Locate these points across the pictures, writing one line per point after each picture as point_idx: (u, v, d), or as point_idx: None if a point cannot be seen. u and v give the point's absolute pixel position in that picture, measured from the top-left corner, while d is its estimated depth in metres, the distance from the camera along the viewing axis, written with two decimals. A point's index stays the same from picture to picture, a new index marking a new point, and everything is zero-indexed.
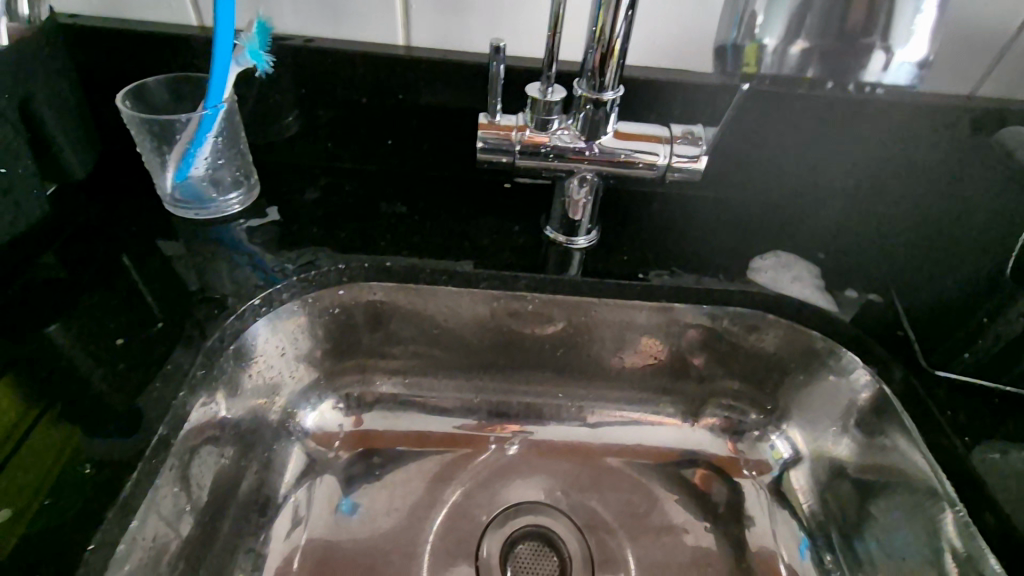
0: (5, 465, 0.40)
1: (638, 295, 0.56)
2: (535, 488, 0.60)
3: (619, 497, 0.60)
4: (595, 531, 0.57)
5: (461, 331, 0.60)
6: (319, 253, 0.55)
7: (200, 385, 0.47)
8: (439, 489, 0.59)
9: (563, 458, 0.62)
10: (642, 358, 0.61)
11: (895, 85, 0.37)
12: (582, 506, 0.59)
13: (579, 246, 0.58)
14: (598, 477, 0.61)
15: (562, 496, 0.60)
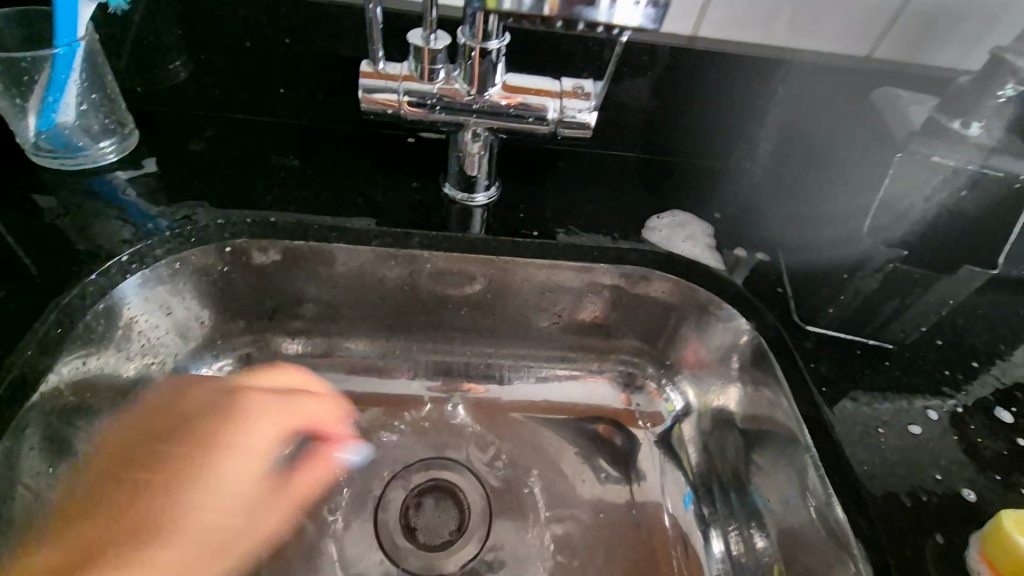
0: None
1: (535, 252, 0.55)
2: (225, 430, 0.53)
3: (270, 436, 0.54)
4: (244, 474, 0.51)
5: (359, 286, 0.58)
6: (197, 207, 0.52)
7: (65, 343, 0.45)
8: (269, 436, 0.54)
9: (255, 392, 0.55)
10: (550, 314, 0.61)
11: (629, 23, 0.37)
12: (238, 445, 0.52)
13: (479, 203, 0.57)
14: (271, 416, 0.54)
15: (230, 443, 0.52)
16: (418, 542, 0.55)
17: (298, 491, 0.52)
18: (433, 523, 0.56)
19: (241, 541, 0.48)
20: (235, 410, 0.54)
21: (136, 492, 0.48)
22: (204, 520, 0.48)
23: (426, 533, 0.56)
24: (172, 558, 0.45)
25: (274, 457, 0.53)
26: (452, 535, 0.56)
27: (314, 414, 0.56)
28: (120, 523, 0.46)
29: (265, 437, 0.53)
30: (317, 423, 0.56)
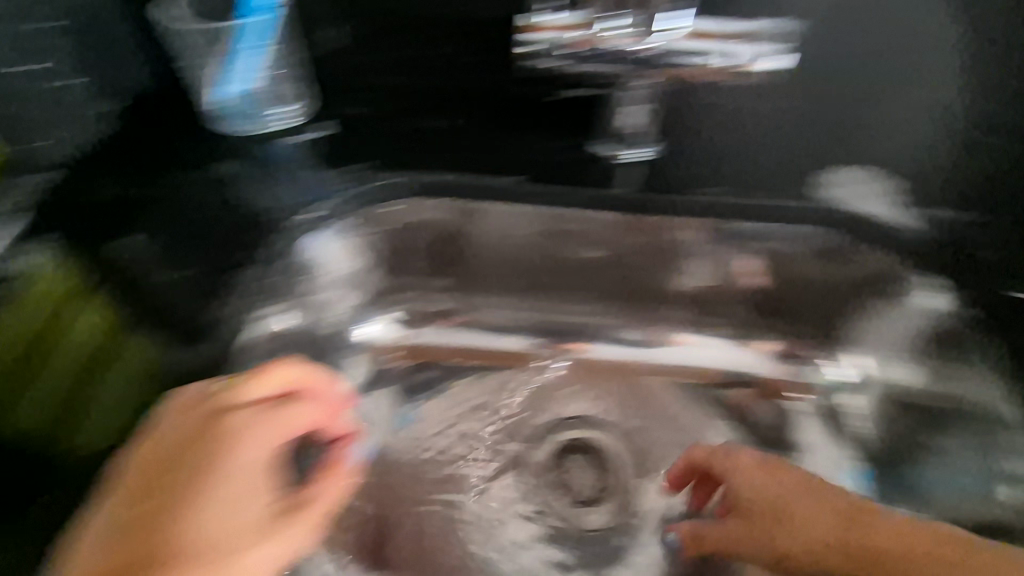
0: (97, 374, 0.46)
1: (698, 211, 0.53)
2: (207, 445, 0.37)
3: (264, 449, 0.39)
4: (246, 506, 0.36)
5: (513, 249, 0.59)
6: (368, 168, 0.55)
7: (266, 299, 0.52)
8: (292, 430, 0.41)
9: (239, 410, 0.39)
10: (699, 277, 0.60)
11: None
12: (223, 467, 0.37)
13: (622, 160, 0.55)
14: (266, 421, 0.40)
15: (216, 452, 0.37)
16: (567, 498, 0.57)
17: (312, 508, 0.40)
18: (580, 482, 0.58)
19: (240, 556, 0.35)
20: (219, 429, 0.38)
21: (160, 515, 0.34)
22: (196, 533, 0.34)
23: (573, 491, 0.58)
24: None
25: (278, 471, 0.40)
26: (595, 495, 0.57)
27: (297, 423, 0.41)
28: (130, 536, 0.33)
29: (293, 428, 0.41)
30: (316, 421, 0.43)
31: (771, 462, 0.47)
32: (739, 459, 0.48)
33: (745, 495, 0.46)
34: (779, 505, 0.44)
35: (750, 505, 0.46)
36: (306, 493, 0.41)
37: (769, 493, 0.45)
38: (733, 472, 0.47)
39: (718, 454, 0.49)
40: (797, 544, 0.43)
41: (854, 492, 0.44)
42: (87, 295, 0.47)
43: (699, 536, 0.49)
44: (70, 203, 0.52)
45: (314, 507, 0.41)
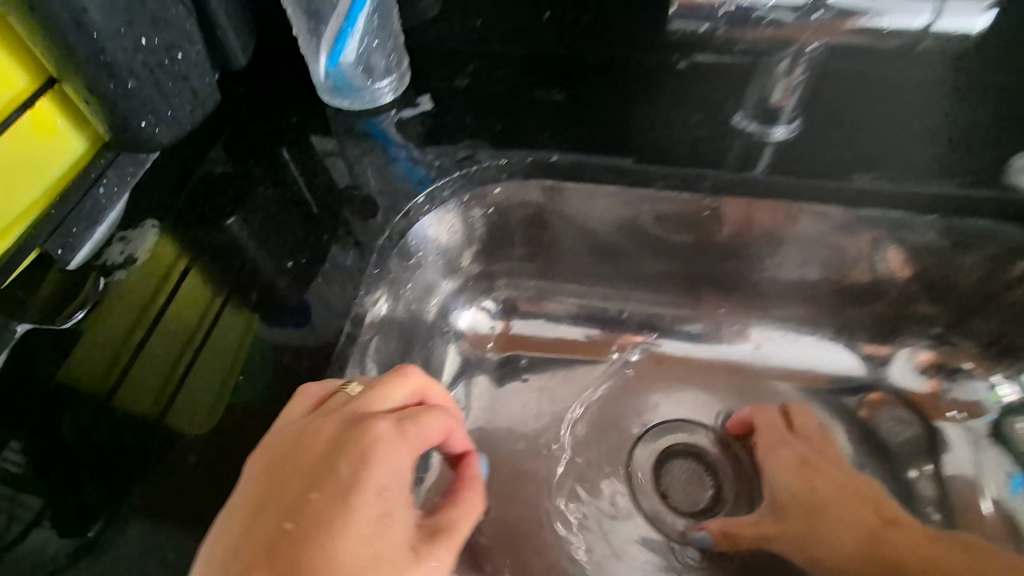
0: (197, 358, 0.42)
1: (850, 202, 0.47)
2: (348, 459, 0.28)
3: (411, 465, 0.30)
4: (395, 530, 0.27)
5: (623, 233, 0.53)
6: (478, 145, 0.51)
7: (375, 285, 0.46)
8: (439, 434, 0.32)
9: (379, 416, 0.30)
10: (835, 272, 0.52)
11: None
12: (367, 483, 0.28)
13: (775, 138, 0.49)
14: (403, 436, 0.30)
15: (357, 467, 0.28)
16: (677, 505, 0.53)
17: (457, 536, 0.30)
18: (688, 488, 0.54)
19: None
20: (359, 438, 0.29)
21: (295, 542, 0.26)
22: (348, 561, 0.26)
23: (683, 498, 0.53)
24: None
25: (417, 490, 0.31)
26: (709, 506, 0.53)
27: (436, 434, 0.32)
28: (269, 566, 0.25)
29: (432, 438, 0.32)
30: (451, 434, 0.34)
31: (803, 460, 0.51)
32: (784, 451, 0.51)
33: (785, 492, 0.50)
34: (812, 504, 0.48)
35: (788, 505, 0.49)
36: (447, 519, 0.30)
37: (805, 491, 0.49)
38: (770, 466, 0.51)
39: (765, 447, 0.52)
40: (827, 541, 0.46)
41: (876, 497, 0.48)
42: (188, 276, 0.45)
43: (730, 533, 0.48)
44: (172, 182, 0.49)
45: (459, 540, 0.30)
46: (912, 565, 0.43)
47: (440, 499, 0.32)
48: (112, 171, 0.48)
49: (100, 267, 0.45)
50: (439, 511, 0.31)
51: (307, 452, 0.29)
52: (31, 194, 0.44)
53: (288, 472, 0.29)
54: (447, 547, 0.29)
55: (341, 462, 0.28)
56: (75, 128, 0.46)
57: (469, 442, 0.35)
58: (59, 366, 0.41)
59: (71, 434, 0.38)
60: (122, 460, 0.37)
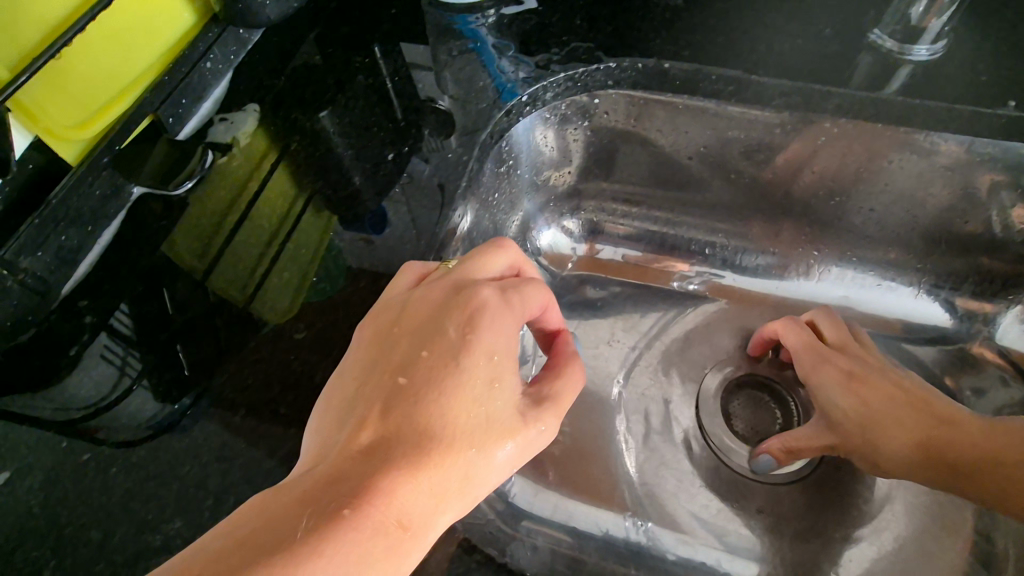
0: (279, 247, 0.42)
1: (997, 134, 0.42)
2: (455, 322, 0.26)
3: (517, 333, 0.27)
4: (503, 395, 0.26)
5: (723, 157, 0.50)
6: (583, 48, 0.48)
7: (464, 194, 0.43)
8: (539, 304, 0.30)
9: (482, 283, 0.28)
10: (958, 218, 0.47)
11: None
12: (476, 345, 0.26)
13: (915, 58, 0.44)
14: (508, 304, 0.28)
15: (465, 330, 0.26)
16: (746, 435, 0.49)
17: (561, 407, 0.28)
18: (757, 419, 0.50)
19: (500, 458, 0.25)
20: (466, 304, 0.27)
21: (408, 395, 0.25)
22: (460, 420, 0.25)
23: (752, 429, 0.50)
24: (429, 494, 0.23)
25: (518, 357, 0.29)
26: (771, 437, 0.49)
27: (536, 308, 0.30)
28: (386, 417, 0.24)
29: (532, 311, 0.30)
30: (548, 308, 0.31)
31: (856, 373, 0.44)
32: (828, 368, 0.46)
33: (838, 409, 0.44)
34: (865, 419, 0.43)
35: (841, 420, 0.44)
36: (551, 390, 0.29)
37: (860, 406, 0.43)
38: (816, 385, 0.46)
39: (809, 364, 0.47)
40: (891, 451, 0.42)
41: (924, 398, 0.42)
42: (279, 168, 0.45)
43: (795, 450, 0.44)
44: (274, 67, 0.49)
45: (563, 410, 0.29)
46: (985, 463, 0.38)
47: (540, 373, 0.30)
48: (217, 48, 0.48)
49: (202, 149, 0.45)
50: (542, 382, 0.29)
51: (414, 312, 0.28)
52: (142, 61, 0.45)
53: (396, 330, 0.27)
54: (553, 413, 0.27)
55: (446, 323, 0.27)
56: (186, 3, 0.47)
57: (563, 320, 0.33)
58: (164, 240, 0.42)
59: (173, 308, 0.39)
60: (216, 319, 0.39)
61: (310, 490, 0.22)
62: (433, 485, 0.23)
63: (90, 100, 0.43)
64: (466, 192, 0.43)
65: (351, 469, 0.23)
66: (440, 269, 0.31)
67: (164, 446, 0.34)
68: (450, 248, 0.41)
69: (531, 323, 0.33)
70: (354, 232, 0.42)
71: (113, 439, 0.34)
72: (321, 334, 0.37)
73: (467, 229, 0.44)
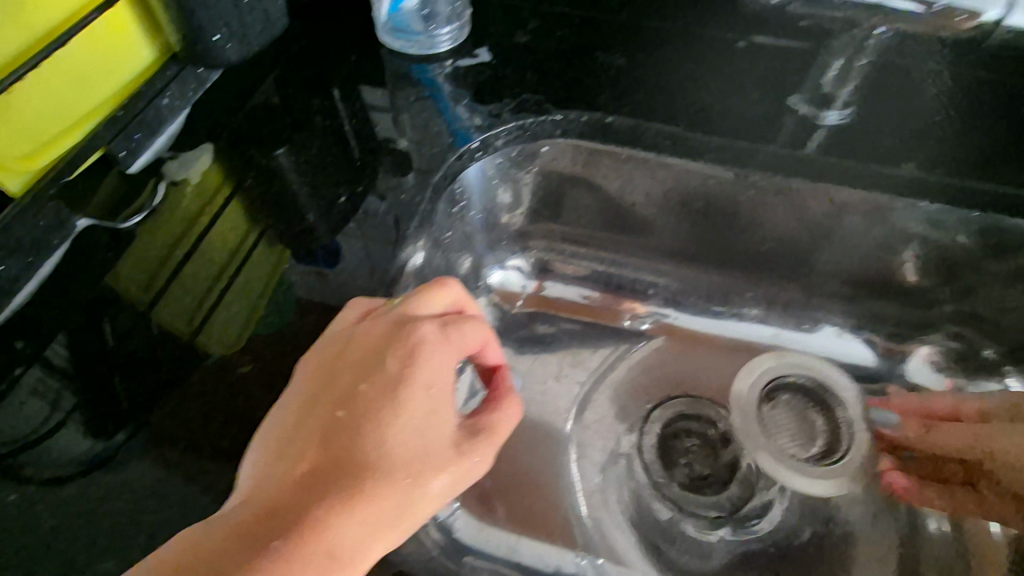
0: (229, 280, 0.42)
1: (904, 191, 0.46)
2: (395, 356, 0.27)
3: (454, 367, 0.29)
4: (439, 426, 0.27)
5: (661, 206, 0.54)
6: (532, 97, 0.51)
7: (417, 232, 0.45)
8: (478, 341, 0.31)
9: (423, 319, 0.29)
10: (868, 264, 0.52)
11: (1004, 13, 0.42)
12: (414, 378, 0.27)
13: (827, 122, 0.49)
14: (447, 339, 0.29)
15: (404, 364, 0.27)
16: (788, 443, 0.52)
17: (497, 438, 0.29)
18: (799, 424, 0.53)
19: (437, 490, 0.26)
20: (406, 338, 0.28)
21: (347, 428, 0.25)
22: (396, 451, 0.25)
23: (795, 436, 0.52)
24: (363, 525, 0.24)
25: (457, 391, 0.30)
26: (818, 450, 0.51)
27: (475, 343, 0.31)
28: (323, 449, 0.25)
29: (472, 345, 0.31)
30: (487, 344, 0.33)
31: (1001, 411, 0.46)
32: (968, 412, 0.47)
33: (949, 470, 0.47)
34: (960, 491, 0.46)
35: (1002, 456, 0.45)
36: (488, 422, 0.30)
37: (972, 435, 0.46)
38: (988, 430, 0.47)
39: (931, 422, 0.49)
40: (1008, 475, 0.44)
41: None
42: (231, 203, 0.46)
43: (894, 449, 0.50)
44: (230, 104, 0.50)
45: (499, 442, 0.30)
46: None
47: (479, 407, 0.31)
48: (175, 85, 0.49)
49: (154, 181, 0.46)
50: (480, 415, 0.30)
51: (355, 346, 0.28)
52: (98, 94, 0.45)
53: (337, 364, 0.28)
54: (489, 445, 0.28)
55: (386, 358, 0.27)
56: (146, 38, 0.47)
57: (503, 356, 0.34)
58: (109, 271, 0.42)
59: (113, 340, 0.39)
60: (161, 350, 0.38)
61: (245, 523, 0.23)
62: (367, 516, 0.24)
63: (41, 132, 0.43)
64: (420, 228, 0.45)
65: (289, 502, 0.23)
66: (385, 304, 0.32)
67: (95, 482, 0.33)
68: (400, 285, 0.43)
69: (471, 359, 0.34)
70: (308, 265, 0.43)
71: (40, 476, 0.33)
72: (269, 366, 0.37)
73: (419, 266, 0.45)
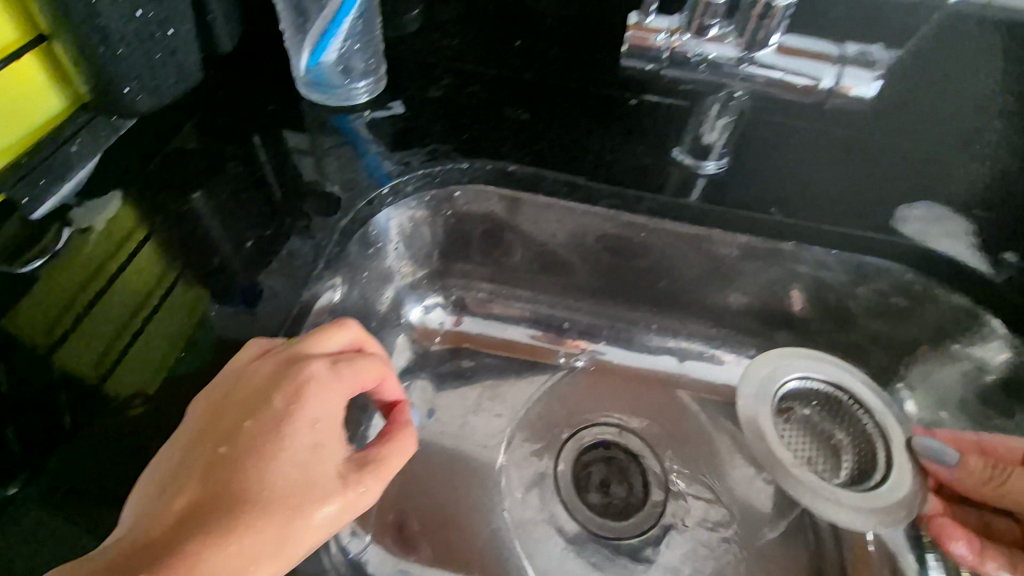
0: (139, 323, 0.42)
1: (770, 232, 0.52)
2: (281, 394, 0.29)
3: (342, 402, 0.30)
4: (325, 459, 0.29)
5: (568, 248, 0.58)
6: (442, 147, 0.55)
7: (326, 273, 0.47)
8: (371, 379, 0.33)
9: (314, 357, 0.31)
10: (750, 297, 0.58)
11: (862, 96, 0.44)
12: (298, 414, 0.29)
13: (706, 172, 0.55)
14: (336, 376, 0.31)
15: (290, 400, 0.29)
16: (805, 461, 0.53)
17: (386, 469, 0.31)
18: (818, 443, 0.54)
19: (320, 521, 0.27)
20: (294, 376, 0.30)
21: (228, 464, 0.27)
22: (277, 484, 0.27)
23: (813, 457, 0.54)
24: (239, 556, 0.25)
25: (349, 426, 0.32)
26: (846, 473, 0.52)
27: (368, 380, 0.33)
28: (203, 484, 0.26)
29: (365, 382, 0.33)
30: (384, 379, 0.35)
31: None
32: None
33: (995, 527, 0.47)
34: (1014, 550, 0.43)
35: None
36: (378, 454, 0.31)
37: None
38: None
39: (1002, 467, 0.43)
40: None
41: None
42: (146, 244, 0.46)
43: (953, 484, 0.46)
44: (143, 151, 0.51)
45: (390, 473, 0.31)
46: None
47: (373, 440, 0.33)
48: (87, 132, 0.50)
49: (60, 227, 0.46)
50: (372, 447, 0.32)
51: (245, 386, 0.30)
52: (4, 141, 0.46)
53: (227, 402, 0.29)
54: (375, 476, 0.30)
55: (272, 396, 0.29)
56: (55, 86, 0.49)
57: (402, 391, 0.36)
58: (7, 313, 0.42)
59: (7, 385, 0.38)
60: (60, 394, 0.38)
61: (120, 557, 0.24)
62: (244, 547, 0.25)
63: None
64: (322, 273, 0.46)
65: (167, 537, 0.25)
66: (284, 343, 0.34)
67: None
68: (304, 323, 0.44)
69: (371, 394, 0.36)
70: (227, 306, 0.43)
71: None
72: (163, 410, 0.38)
73: (334, 303, 0.49)
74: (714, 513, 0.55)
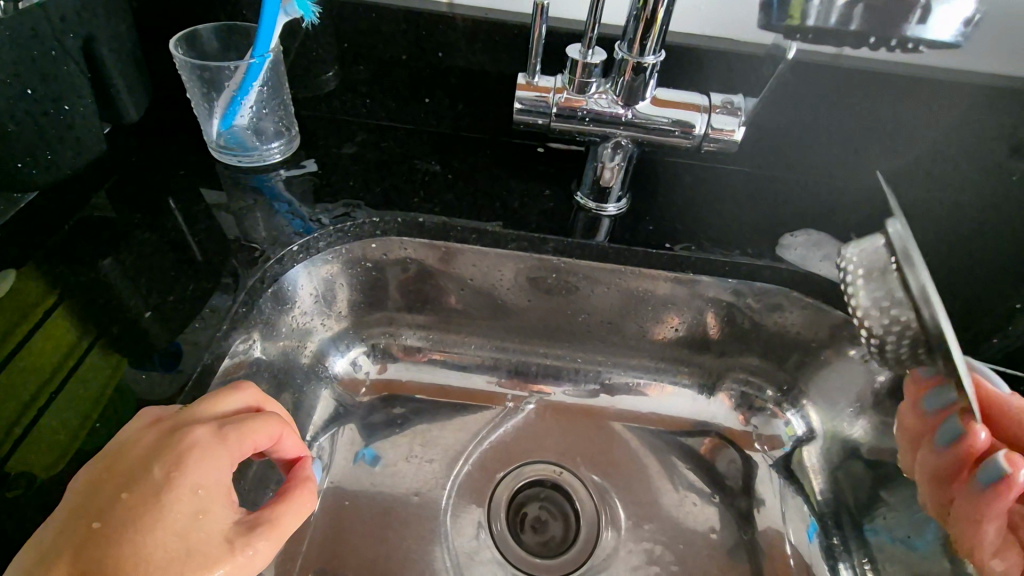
0: (44, 395, 0.41)
1: (667, 264, 0.55)
2: (162, 464, 0.30)
3: (228, 467, 0.31)
4: (207, 526, 0.29)
5: (487, 289, 0.60)
6: (354, 205, 0.57)
7: (235, 333, 0.47)
8: (263, 438, 0.33)
9: (201, 424, 0.32)
10: (663, 327, 0.61)
11: (733, 139, 0.49)
12: (177, 482, 0.29)
13: (609, 213, 0.58)
14: (221, 441, 0.31)
15: (170, 470, 0.29)
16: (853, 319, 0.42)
17: (278, 530, 0.30)
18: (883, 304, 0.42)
19: None
20: (178, 444, 0.30)
21: (103, 541, 0.27)
22: (154, 557, 0.27)
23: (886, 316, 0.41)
24: None
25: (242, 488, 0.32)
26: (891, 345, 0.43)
27: (262, 440, 0.33)
28: (76, 563, 0.27)
29: (258, 443, 0.33)
30: (280, 437, 0.35)
31: None
32: None
33: None
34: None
35: None
36: (271, 514, 0.31)
37: None
38: None
39: None
40: None
41: None
42: (52, 314, 0.46)
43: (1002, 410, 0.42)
44: (49, 221, 0.52)
45: (284, 532, 0.31)
46: None
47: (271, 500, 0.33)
48: None
49: None
50: (265, 507, 0.31)
51: (132, 459, 0.31)
52: None
53: (110, 477, 0.30)
54: (264, 538, 0.30)
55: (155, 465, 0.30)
56: None
57: (304, 446, 0.36)
58: None
59: None
60: None
61: None
62: None
63: None
64: (230, 330, 0.46)
65: None
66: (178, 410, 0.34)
67: None
68: (211, 382, 0.44)
69: (271, 453, 0.36)
70: (142, 368, 0.43)
71: None
72: (53, 484, 0.37)
73: (254, 357, 0.50)
74: (644, 539, 0.55)
